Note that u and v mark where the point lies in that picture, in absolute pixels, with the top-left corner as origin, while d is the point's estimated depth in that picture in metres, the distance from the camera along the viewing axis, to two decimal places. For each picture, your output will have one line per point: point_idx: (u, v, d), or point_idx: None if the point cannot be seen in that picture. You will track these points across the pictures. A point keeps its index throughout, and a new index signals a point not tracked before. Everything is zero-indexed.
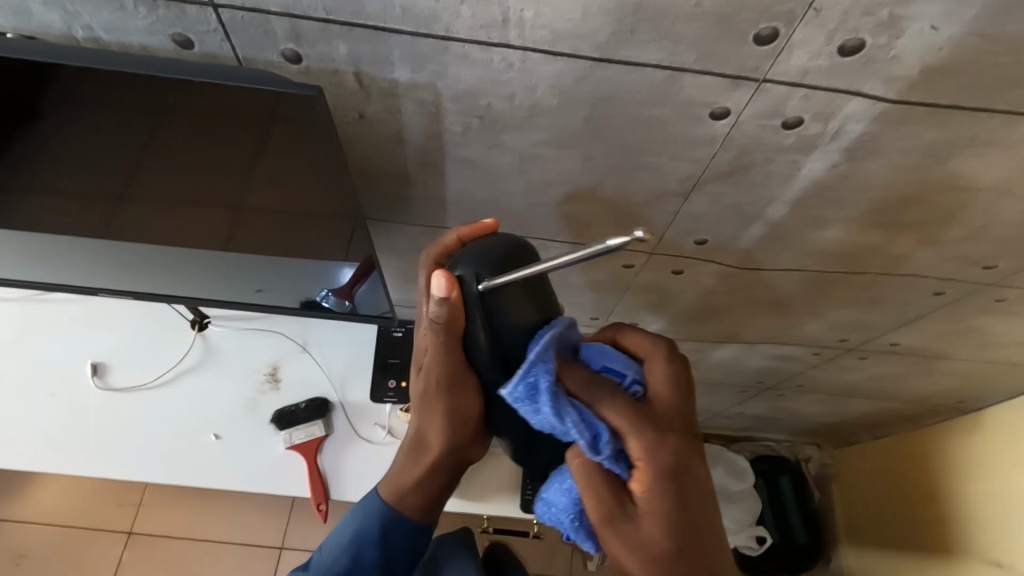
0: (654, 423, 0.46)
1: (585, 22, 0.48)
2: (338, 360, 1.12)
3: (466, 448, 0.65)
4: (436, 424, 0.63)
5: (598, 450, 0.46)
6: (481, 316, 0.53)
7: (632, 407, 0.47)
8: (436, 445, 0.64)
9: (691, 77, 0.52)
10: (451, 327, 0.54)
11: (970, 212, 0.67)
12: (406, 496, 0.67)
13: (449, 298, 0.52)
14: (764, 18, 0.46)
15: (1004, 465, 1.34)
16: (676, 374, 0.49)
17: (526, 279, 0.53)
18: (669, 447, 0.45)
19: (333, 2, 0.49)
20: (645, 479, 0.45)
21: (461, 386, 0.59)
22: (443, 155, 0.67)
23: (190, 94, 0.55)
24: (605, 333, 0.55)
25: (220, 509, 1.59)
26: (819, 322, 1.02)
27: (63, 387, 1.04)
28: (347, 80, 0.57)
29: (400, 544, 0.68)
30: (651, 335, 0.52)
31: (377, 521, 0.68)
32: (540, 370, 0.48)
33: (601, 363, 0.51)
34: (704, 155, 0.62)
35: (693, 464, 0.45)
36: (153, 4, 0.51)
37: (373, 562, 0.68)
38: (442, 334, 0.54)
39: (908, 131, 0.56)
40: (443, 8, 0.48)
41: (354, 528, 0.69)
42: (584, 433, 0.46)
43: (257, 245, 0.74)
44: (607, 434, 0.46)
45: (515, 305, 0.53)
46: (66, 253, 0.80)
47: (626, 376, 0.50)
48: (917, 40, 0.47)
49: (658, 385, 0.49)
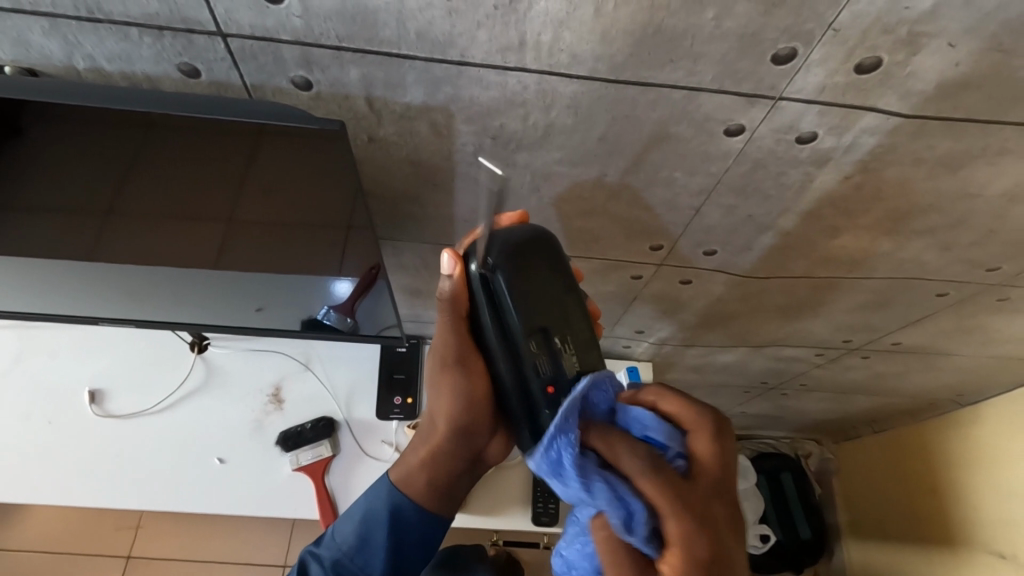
0: (693, 506, 0.40)
1: (603, 45, 0.48)
2: (342, 378, 1.11)
3: (474, 428, 0.63)
4: (444, 403, 0.62)
5: (631, 530, 0.41)
6: (484, 296, 0.54)
7: (670, 483, 0.41)
8: (443, 422, 0.63)
9: (708, 96, 0.52)
10: (457, 305, 0.57)
11: (979, 217, 0.68)
12: (413, 479, 0.65)
13: (454, 276, 0.56)
14: (783, 38, 0.46)
15: (1004, 457, 1.36)
16: (723, 452, 0.43)
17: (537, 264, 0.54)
18: (707, 537, 0.39)
19: (345, 30, 0.48)
20: (675, 568, 0.39)
21: (468, 363, 0.60)
22: (454, 175, 0.66)
23: (190, 119, 0.53)
24: (645, 396, 0.48)
25: (222, 529, 1.57)
26: (824, 325, 1.03)
27: (61, 414, 1.01)
28: (358, 105, 0.57)
29: (410, 532, 0.65)
30: (698, 403, 0.45)
31: (386, 501, 0.65)
32: (563, 443, 0.47)
33: (640, 431, 0.45)
34: (717, 169, 0.62)
35: (733, 557, 0.39)
36: (159, 34, 0.50)
37: (380, 546, 0.64)
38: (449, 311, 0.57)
39: (921, 142, 0.56)
40: (459, 33, 0.48)
41: (365, 506, 0.66)
42: (616, 511, 0.41)
43: (260, 263, 0.72)
44: (640, 512, 0.41)
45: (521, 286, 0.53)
46: (63, 280, 0.78)
47: (667, 448, 0.44)
48: (935, 56, 0.47)
49: (703, 461, 0.42)
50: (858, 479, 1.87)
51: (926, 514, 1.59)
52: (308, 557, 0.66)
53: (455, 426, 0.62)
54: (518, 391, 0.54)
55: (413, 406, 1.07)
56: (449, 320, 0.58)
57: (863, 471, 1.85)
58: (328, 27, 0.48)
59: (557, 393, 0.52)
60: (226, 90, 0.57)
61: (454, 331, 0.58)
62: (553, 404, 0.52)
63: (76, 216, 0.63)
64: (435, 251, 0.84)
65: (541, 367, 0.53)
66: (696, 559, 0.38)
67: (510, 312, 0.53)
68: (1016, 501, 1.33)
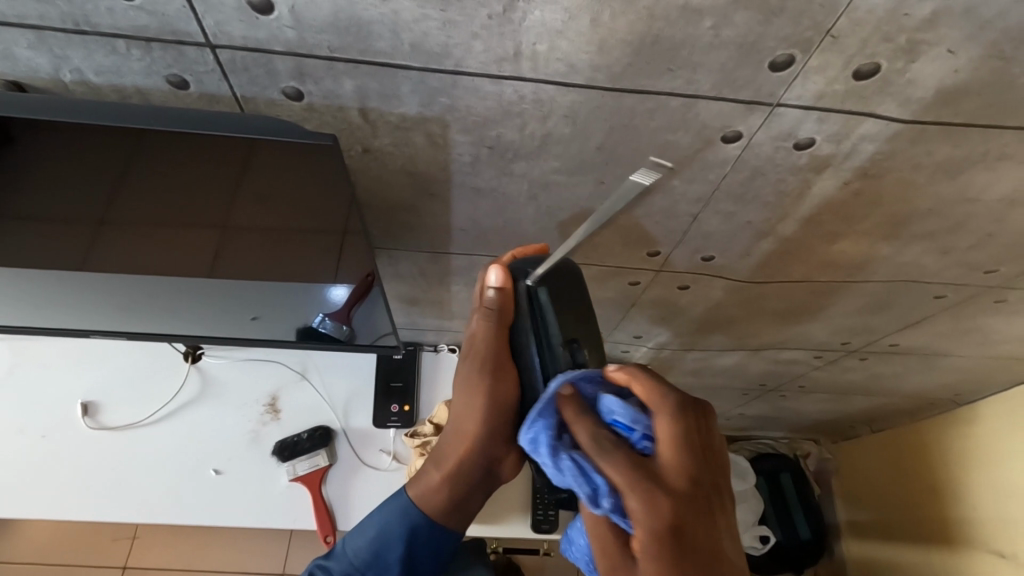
0: (654, 481, 0.40)
1: (600, 54, 0.47)
2: (339, 387, 1.10)
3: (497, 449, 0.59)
4: (470, 415, 0.57)
5: (599, 504, 0.42)
6: (529, 310, 0.54)
7: (635, 465, 0.41)
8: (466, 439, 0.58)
9: (706, 104, 0.52)
10: (499, 315, 0.54)
11: (978, 220, 0.68)
12: (431, 495, 0.64)
13: (500, 288, 0.54)
14: (781, 46, 0.45)
15: (1003, 456, 1.36)
16: (689, 436, 0.42)
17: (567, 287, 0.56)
18: (666, 509, 0.39)
19: (338, 41, 0.47)
20: (641, 540, 0.39)
21: (502, 372, 0.55)
22: (450, 185, 0.66)
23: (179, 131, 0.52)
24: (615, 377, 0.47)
25: (219, 539, 1.55)
26: (824, 328, 1.03)
27: (54, 428, 1.00)
28: (352, 115, 0.56)
29: (426, 548, 0.65)
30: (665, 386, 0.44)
31: (402, 519, 0.64)
32: (540, 425, 0.46)
33: (609, 413, 0.44)
34: (716, 177, 0.61)
35: (698, 529, 0.39)
36: (147, 47, 0.49)
37: (396, 562, 0.64)
38: (488, 318, 0.54)
39: (920, 148, 0.56)
40: (454, 44, 0.47)
41: (379, 522, 0.65)
42: (583, 486, 0.42)
43: (257, 269, 0.71)
44: (606, 488, 0.41)
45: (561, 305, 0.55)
46: (54, 291, 0.76)
47: (634, 431, 0.43)
48: (935, 63, 0.46)
49: (667, 447, 0.41)
50: (856, 478, 1.87)
51: (924, 513, 1.59)
52: (315, 570, 0.66)
53: (478, 442, 0.58)
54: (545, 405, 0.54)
55: (411, 413, 1.07)
56: (491, 330, 0.55)
57: (861, 471, 1.85)
58: (320, 38, 0.47)
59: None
60: (216, 101, 0.56)
61: (494, 342, 0.55)
62: None
63: (64, 225, 0.62)
64: (432, 260, 0.84)
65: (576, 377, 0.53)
66: (653, 535, 0.39)
67: (548, 329, 0.53)
68: (1015, 501, 1.33)
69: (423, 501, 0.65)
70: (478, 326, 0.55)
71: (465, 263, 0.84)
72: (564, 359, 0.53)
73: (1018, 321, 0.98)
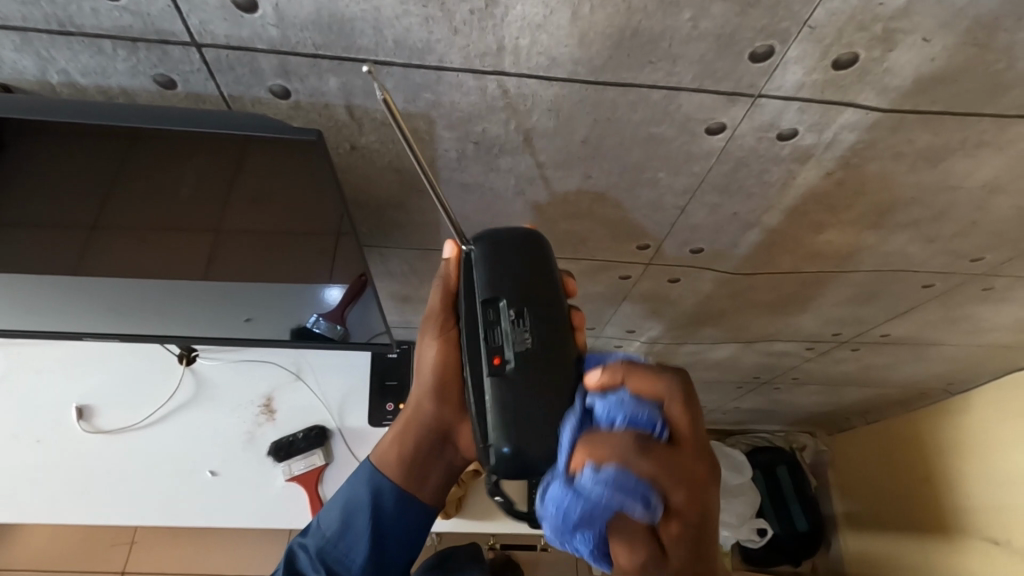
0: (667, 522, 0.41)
1: (581, 47, 0.47)
2: (334, 387, 1.10)
3: (448, 402, 0.59)
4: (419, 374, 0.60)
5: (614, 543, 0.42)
6: (465, 271, 0.54)
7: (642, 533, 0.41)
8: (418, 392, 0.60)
9: (688, 96, 0.52)
10: (443, 278, 0.58)
11: (961, 207, 0.68)
12: (386, 456, 0.61)
13: (449, 254, 0.59)
14: (759, 37, 0.46)
15: (997, 444, 1.37)
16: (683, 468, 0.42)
17: (506, 247, 0.53)
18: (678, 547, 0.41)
19: (322, 38, 0.47)
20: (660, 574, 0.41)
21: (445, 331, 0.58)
22: (439, 181, 0.66)
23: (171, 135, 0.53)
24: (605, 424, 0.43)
25: (218, 541, 1.56)
26: (814, 319, 1.03)
27: (49, 433, 1.00)
28: (338, 113, 0.56)
29: (397, 522, 0.60)
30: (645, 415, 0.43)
31: (369, 485, 0.60)
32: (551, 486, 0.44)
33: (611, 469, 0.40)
34: (701, 169, 0.62)
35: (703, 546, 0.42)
36: (133, 47, 0.49)
37: (366, 530, 0.60)
38: (436, 283, 0.58)
39: (901, 136, 0.57)
40: (436, 40, 0.47)
41: (348, 492, 0.61)
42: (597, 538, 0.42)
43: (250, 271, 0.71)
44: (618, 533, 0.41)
45: (495, 267, 0.52)
46: (46, 295, 0.77)
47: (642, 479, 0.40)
48: (910, 51, 0.47)
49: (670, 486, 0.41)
50: (852, 470, 1.88)
51: (920, 503, 1.60)
52: (295, 548, 0.61)
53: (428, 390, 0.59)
54: (474, 365, 0.52)
55: None
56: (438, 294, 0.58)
57: (857, 462, 1.86)
58: (304, 36, 0.47)
59: (503, 366, 0.50)
60: (203, 101, 0.56)
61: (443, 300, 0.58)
62: (499, 374, 0.49)
63: (57, 229, 0.62)
64: (423, 257, 0.84)
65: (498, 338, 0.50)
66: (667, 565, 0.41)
67: (495, 291, 0.52)
68: (1007, 489, 1.35)
69: (382, 466, 0.61)
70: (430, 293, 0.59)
71: None
72: (492, 318, 0.51)
73: (1006, 309, 0.99)
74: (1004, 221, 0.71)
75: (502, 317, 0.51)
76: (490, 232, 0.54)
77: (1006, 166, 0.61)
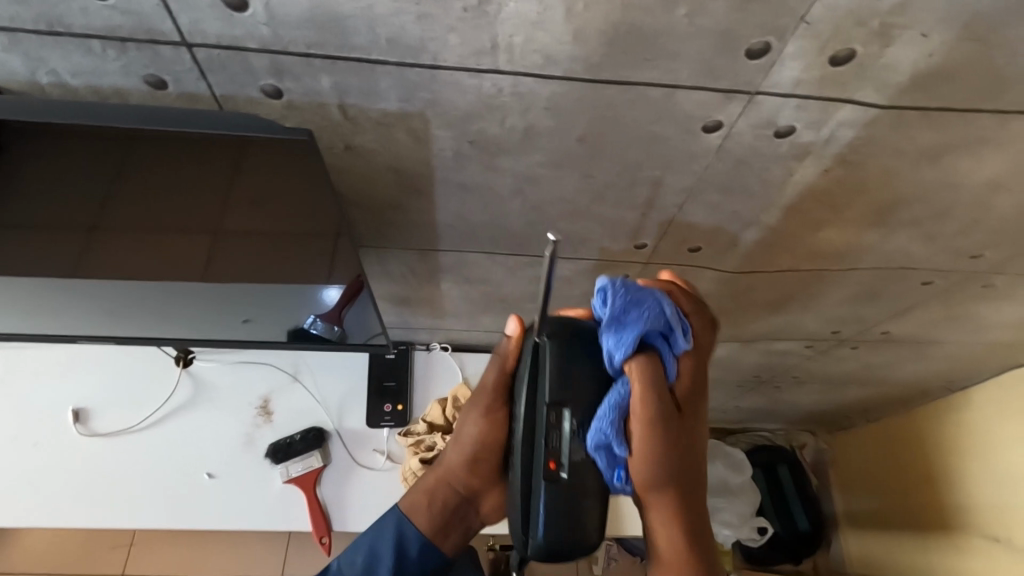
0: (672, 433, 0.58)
1: (576, 45, 0.47)
2: (332, 388, 1.09)
3: (481, 475, 0.67)
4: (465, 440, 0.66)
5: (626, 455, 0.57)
6: (529, 363, 0.58)
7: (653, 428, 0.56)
8: (462, 462, 0.66)
9: (685, 93, 0.52)
10: (503, 361, 0.62)
11: (961, 205, 0.68)
12: (421, 506, 0.69)
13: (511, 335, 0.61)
14: (757, 33, 0.46)
15: (999, 442, 1.36)
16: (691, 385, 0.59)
17: (570, 348, 0.56)
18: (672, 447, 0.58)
19: (315, 37, 0.47)
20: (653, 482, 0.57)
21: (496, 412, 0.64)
22: (435, 181, 0.66)
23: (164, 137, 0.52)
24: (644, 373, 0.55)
25: (218, 543, 1.55)
26: (814, 318, 1.03)
27: (45, 436, 1.00)
28: (331, 113, 0.56)
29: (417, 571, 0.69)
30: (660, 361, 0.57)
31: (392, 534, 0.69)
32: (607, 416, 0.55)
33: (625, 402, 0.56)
34: (699, 167, 0.62)
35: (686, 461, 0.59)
36: (123, 46, 0.49)
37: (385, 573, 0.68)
38: (497, 367, 0.62)
39: (900, 133, 0.56)
40: (431, 38, 0.47)
41: (370, 540, 0.70)
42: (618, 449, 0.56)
43: (246, 273, 0.71)
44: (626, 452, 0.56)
45: (562, 369, 0.56)
46: (40, 297, 0.76)
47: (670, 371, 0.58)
48: (910, 47, 0.46)
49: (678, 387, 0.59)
50: (853, 468, 1.88)
51: (921, 501, 1.60)
52: None
53: (468, 462, 0.66)
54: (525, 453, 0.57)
55: (404, 412, 1.07)
56: (498, 379, 0.63)
57: (857, 460, 1.85)
58: (295, 34, 0.47)
59: (557, 471, 0.55)
60: (197, 101, 0.55)
61: (497, 389, 0.63)
62: (552, 480, 0.55)
63: (50, 231, 0.61)
64: (420, 258, 0.84)
65: (552, 440, 0.55)
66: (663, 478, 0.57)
67: (558, 391, 0.56)
68: (1008, 486, 1.34)
69: (411, 511, 0.70)
70: (489, 372, 0.63)
71: (453, 260, 0.84)
72: (553, 421, 0.56)
73: (1007, 306, 0.99)
74: (1005, 218, 0.71)
75: (565, 422, 0.55)
76: (558, 327, 0.56)
77: (1007, 163, 0.61)
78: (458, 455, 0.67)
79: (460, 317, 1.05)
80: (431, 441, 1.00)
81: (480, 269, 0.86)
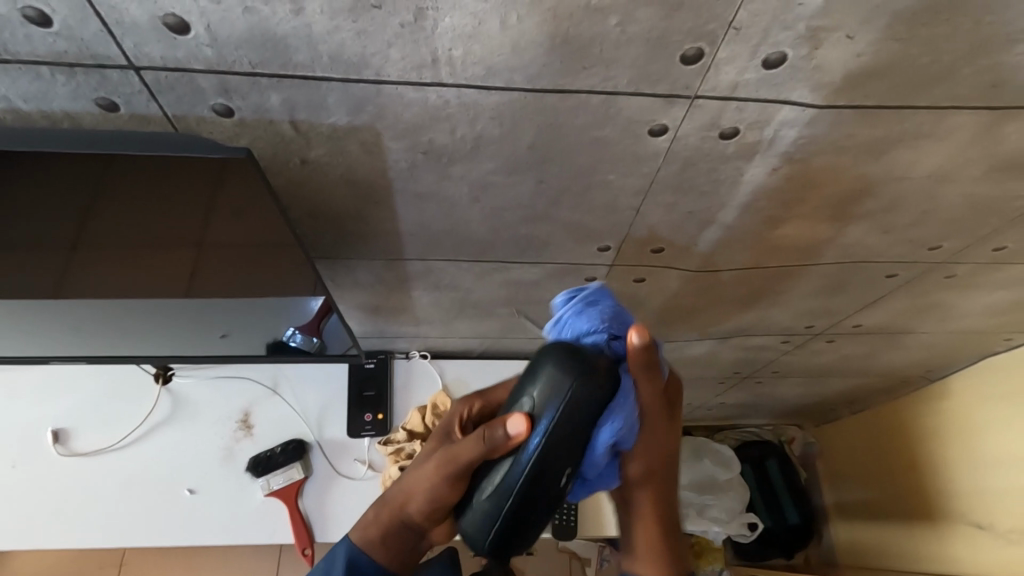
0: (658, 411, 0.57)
1: (515, 56, 0.48)
2: (312, 400, 1.09)
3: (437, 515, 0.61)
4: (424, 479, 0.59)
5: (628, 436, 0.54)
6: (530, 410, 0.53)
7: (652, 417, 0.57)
8: (418, 500, 0.60)
9: (627, 99, 0.53)
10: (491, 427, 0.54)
11: (910, 198, 0.70)
12: (372, 533, 0.62)
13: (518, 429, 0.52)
14: (688, 39, 0.47)
15: (979, 428, 1.38)
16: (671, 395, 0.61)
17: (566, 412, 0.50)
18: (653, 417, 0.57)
19: (258, 56, 0.48)
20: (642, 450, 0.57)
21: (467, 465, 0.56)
22: (393, 192, 0.67)
23: (114, 166, 0.53)
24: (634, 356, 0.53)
25: (210, 559, 1.55)
26: (785, 312, 1.04)
27: (24, 458, 1.00)
28: (283, 129, 0.57)
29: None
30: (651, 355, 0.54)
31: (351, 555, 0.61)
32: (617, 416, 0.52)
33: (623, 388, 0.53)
34: (650, 169, 0.63)
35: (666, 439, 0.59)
36: (70, 71, 0.49)
37: None
38: (480, 443, 0.54)
39: (841, 131, 0.57)
40: (372, 54, 0.48)
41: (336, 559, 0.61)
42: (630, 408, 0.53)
43: (226, 289, 0.72)
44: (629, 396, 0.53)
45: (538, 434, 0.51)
46: (9, 320, 0.76)
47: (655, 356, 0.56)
48: (837, 48, 0.48)
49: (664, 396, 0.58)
50: (840, 460, 1.89)
51: (907, 491, 1.61)
52: None
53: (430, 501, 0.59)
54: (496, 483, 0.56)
55: (385, 421, 1.07)
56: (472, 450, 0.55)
57: (844, 452, 1.87)
58: (239, 54, 0.48)
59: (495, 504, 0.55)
60: (149, 122, 0.56)
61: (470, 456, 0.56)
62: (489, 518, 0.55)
63: (19, 264, 0.62)
64: (388, 267, 0.85)
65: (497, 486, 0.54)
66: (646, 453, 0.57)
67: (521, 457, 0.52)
68: (987, 470, 1.37)
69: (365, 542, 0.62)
70: (468, 447, 0.55)
71: (421, 268, 0.85)
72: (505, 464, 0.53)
73: (972, 295, 1.00)
74: (956, 209, 0.72)
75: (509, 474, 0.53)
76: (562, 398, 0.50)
77: (949, 156, 0.62)
78: (416, 487, 0.60)
79: (436, 324, 1.06)
80: (411, 450, 1.01)
81: (449, 276, 0.87)
